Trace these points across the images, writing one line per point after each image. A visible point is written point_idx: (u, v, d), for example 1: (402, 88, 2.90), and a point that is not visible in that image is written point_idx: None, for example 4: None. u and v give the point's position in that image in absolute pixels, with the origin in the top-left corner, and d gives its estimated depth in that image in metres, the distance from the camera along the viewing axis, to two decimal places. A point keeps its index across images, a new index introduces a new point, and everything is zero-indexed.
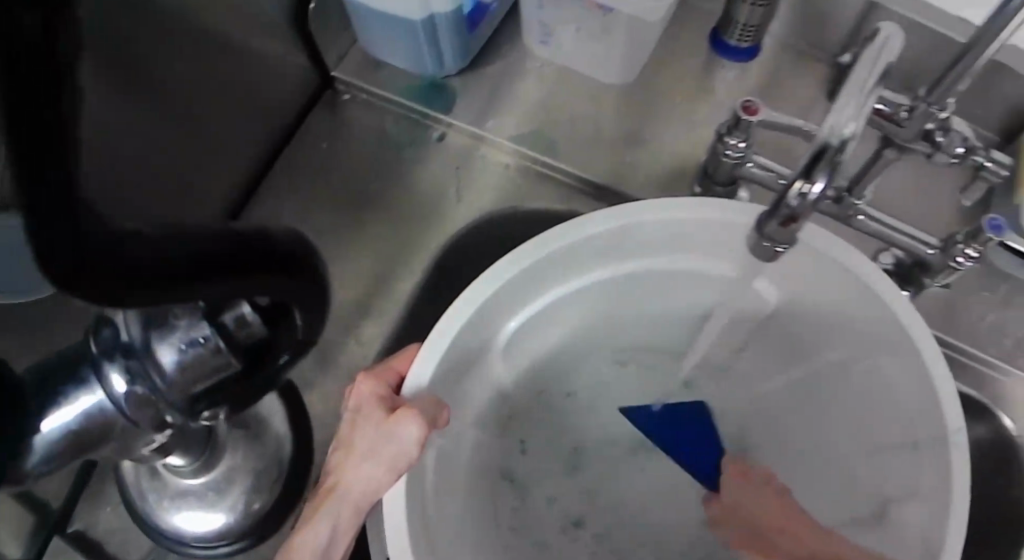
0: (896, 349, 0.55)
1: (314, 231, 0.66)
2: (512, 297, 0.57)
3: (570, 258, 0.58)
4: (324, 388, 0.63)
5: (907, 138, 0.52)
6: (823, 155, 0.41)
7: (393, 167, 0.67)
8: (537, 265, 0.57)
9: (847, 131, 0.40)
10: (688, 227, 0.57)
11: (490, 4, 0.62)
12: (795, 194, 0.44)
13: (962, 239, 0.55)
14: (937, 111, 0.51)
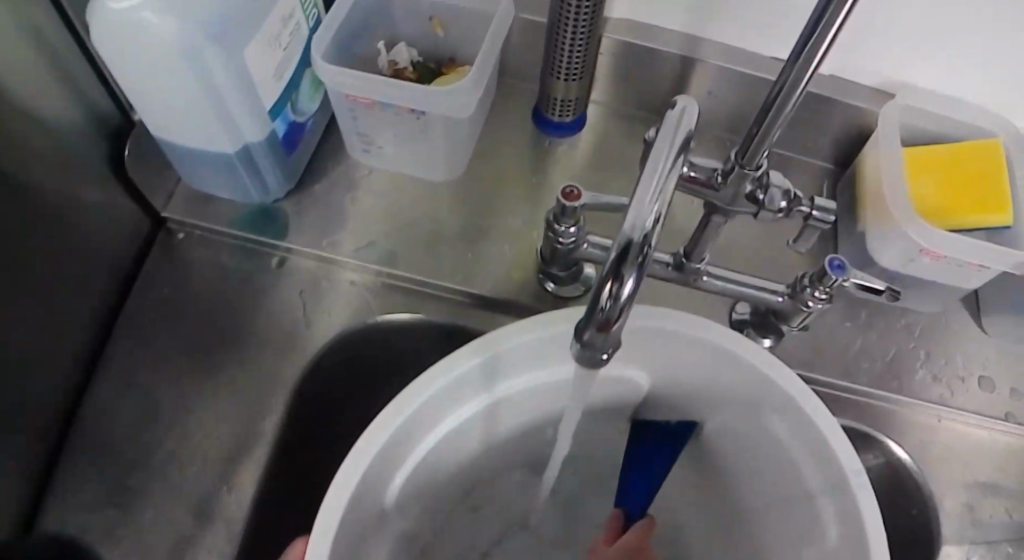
0: (788, 412, 0.55)
1: (173, 387, 0.61)
2: (397, 451, 0.53)
3: (441, 402, 0.54)
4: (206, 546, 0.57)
5: (727, 200, 0.51)
6: (629, 251, 0.38)
7: (245, 304, 0.64)
8: (412, 418, 0.53)
9: (650, 222, 0.38)
10: (545, 346, 0.55)
11: (303, 124, 0.61)
12: (605, 299, 0.40)
13: (808, 282, 0.55)
14: (752, 170, 0.49)
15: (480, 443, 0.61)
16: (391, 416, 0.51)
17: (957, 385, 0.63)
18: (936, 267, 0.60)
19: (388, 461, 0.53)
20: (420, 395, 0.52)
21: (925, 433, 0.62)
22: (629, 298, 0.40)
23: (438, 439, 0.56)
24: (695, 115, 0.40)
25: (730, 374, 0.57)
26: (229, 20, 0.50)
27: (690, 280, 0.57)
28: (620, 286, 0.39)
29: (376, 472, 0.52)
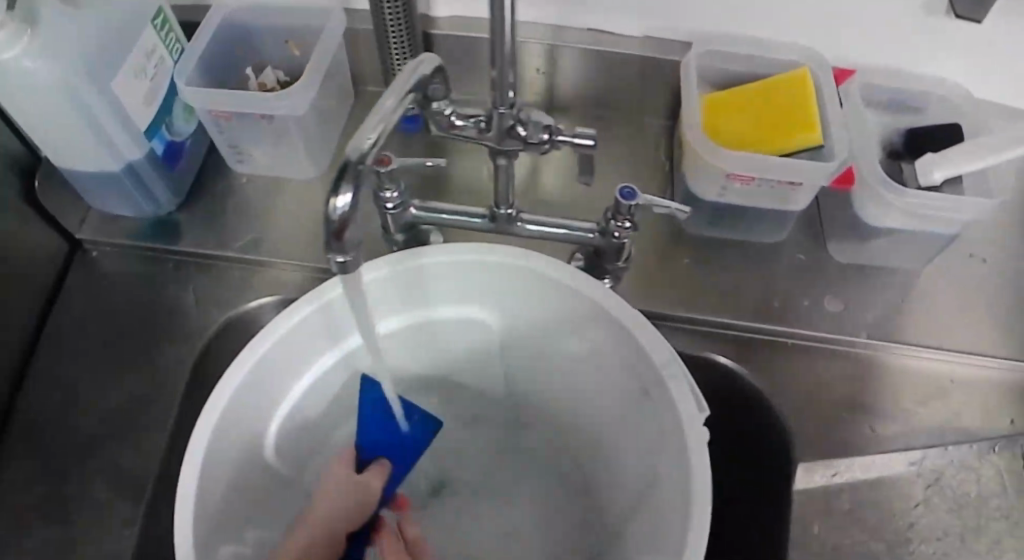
0: (609, 324, 0.57)
1: (88, 386, 0.67)
2: (248, 411, 0.56)
3: (285, 357, 0.57)
4: (113, 524, 0.62)
5: (497, 141, 0.54)
6: (348, 169, 0.43)
7: (148, 306, 0.70)
8: (253, 375, 0.55)
9: (367, 146, 0.44)
10: (375, 294, 0.58)
11: (182, 143, 0.68)
12: (332, 211, 0.43)
13: (612, 215, 0.59)
14: (507, 110, 0.52)
15: (343, 401, 0.65)
16: (235, 374, 0.54)
17: (798, 308, 0.66)
18: (752, 191, 0.63)
19: (245, 418, 0.56)
20: (257, 352, 0.55)
21: (773, 357, 0.65)
22: (353, 210, 0.44)
23: (295, 394, 0.60)
24: (433, 65, 0.50)
25: (558, 300, 0.59)
26: (97, 53, 0.58)
27: (507, 226, 0.62)
28: (341, 200, 0.43)
29: (233, 427, 0.54)
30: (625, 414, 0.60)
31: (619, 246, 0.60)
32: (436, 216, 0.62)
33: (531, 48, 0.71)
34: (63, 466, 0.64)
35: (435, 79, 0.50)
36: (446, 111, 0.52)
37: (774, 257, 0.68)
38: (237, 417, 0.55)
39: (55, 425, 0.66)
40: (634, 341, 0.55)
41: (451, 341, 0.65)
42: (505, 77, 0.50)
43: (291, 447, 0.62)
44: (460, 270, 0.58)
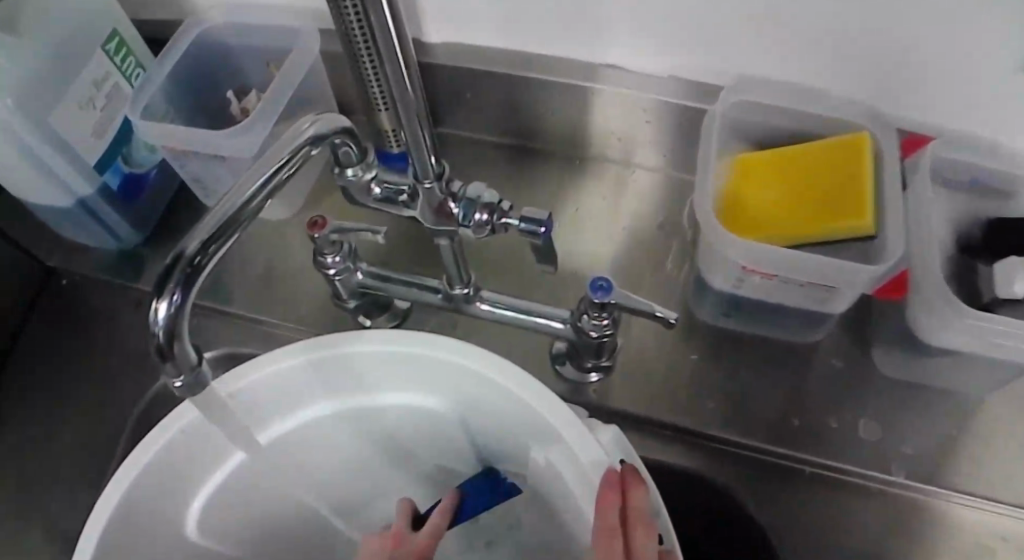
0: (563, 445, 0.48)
1: (43, 427, 0.64)
2: (157, 497, 0.50)
3: (203, 438, 0.51)
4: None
5: (426, 216, 0.46)
6: (177, 266, 0.37)
7: (110, 345, 0.66)
8: (158, 464, 0.49)
9: (207, 238, 0.38)
10: (303, 378, 0.52)
11: (145, 174, 0.64)
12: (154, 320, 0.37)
13: (583, 308, 0.49)
14: (431, 183, 0.44)
15: (284, 485, 0.58)
16: (139, 456, 0.48)
17: (824, 427, 0.54)
18: (772, 285, 0.52)
19: (153, 502, 0.50)
20: (167, 432, 0.49)
21: (784, 487, 0.54)
22: (180, 314, 0.38)
23: (221, 477, 0.54)
24: (340, 125, 0.44)
25: (511, 405, 0.50)
26: (35, 87, 0.52)
27: (463, 306, 0.53)
28: (164, 304, 0.37)
29: (136, 514, 0.49)
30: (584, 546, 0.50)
31: (597, 343, 0.50)
32: (389, 285, 0.55)
33: (540, 83, 0.61)
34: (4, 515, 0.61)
35: (340, 140, 0.44)
36: (364, 177, 0.46)
37: (794, 358, 0.56)
38: (137, 512, 0.49)
39: (5, 468, 0.62)
40: (581, 467, 0.48)
41: (399, 429, 0.58)
42: (424, 150, 0.43)
43: (222, 532, 0.55)
44: (396, 360, 0.52)
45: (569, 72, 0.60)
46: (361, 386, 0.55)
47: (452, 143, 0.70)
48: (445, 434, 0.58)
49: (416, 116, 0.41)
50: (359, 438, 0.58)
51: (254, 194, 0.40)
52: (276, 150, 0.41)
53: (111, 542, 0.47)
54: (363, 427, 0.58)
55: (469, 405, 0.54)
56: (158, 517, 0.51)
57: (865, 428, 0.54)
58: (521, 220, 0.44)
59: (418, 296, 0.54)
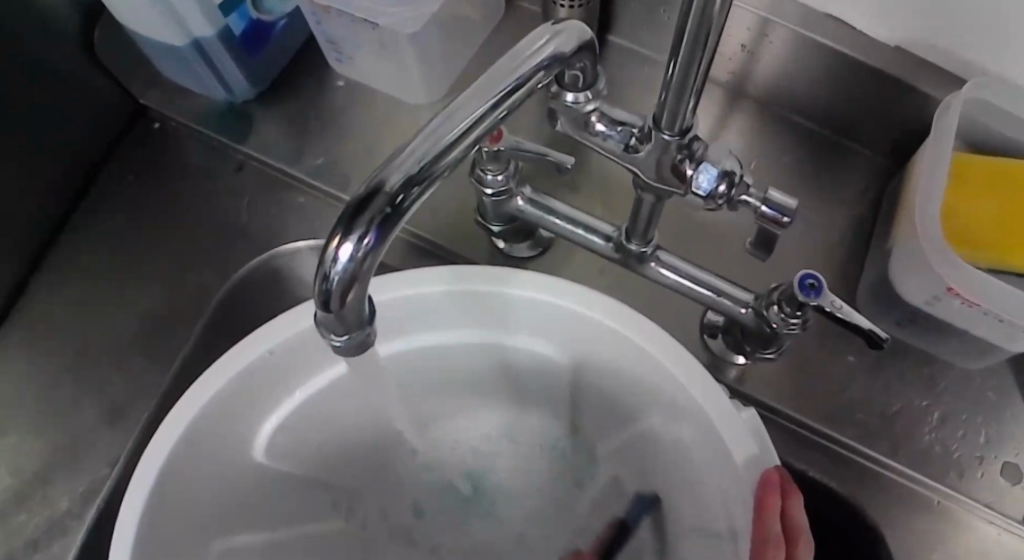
0: (703, 431, 0.44)
1: (113, 280, 0.60)
2: (235, 411, 0.48)
3: (291, 359, 0.48)
4: (103, 448, 0.56)
5: (651, 166, 0.39)
6: (374, 200, 0.29)
7: (194, 206, 0.61)
8: (253, 366, 0.47)
9: (416, 173, 0.29)
10: (437, 306, 0.47)
11: (272, 24, 0.56)
12: (328, 263, 0.29)
13: (777, 298, 0.44)
14: (673, 137, 0.37)
15: (384, 404, 0.55)
16: (217, 375, 0.47)
17: (965, 463, 0.51)
18: (968, 312, 0.47)
19: (231, 416, 0.48)
20: (250, 353, 0.47)
21: (916, 522, 0.50)
22: (365, 260, 0.29)
23: (301, 399, 0.50)
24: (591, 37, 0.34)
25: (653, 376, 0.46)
26: None
27: (635, 265, 0.47)
28: (349, 245, 0.29)
29: (213, 426, 0.47)
30: (699, 533, 0.47)
31: (773, 335, 0.46)
32: (550, 220, 0.48)
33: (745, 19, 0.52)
34: (66, 366, 0.58)
35: (573, 62, 0.33)
36: (586, 108, 0.37)
37: (952, 381, 0.52)
38: (228, 404, 0.47)
39: (70, 316, 0.59)
40: (725, 466, 0.42)
41: (523, 369, 0.53)
42: (684, 97, 0.35)
43: (295, 444, 0.53)
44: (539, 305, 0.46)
45: (783, 14, 0.51)
46: (499, 323, 0.48)
47: (616, 55, 0.63)
48: (564, 383, 0.53)
49: (703, 42, 0.31)
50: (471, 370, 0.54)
51: (475, 122, 0.31)
52: (497, 68, 0.31)
53: (186, 450, 0.46)
54: (481, 362, 0.53)
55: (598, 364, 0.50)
56: (231, 430, 0.49)
57: (1011, 471, 0.50)
58: (763, 203, 0.39)
59: (580, 239, 0.48)
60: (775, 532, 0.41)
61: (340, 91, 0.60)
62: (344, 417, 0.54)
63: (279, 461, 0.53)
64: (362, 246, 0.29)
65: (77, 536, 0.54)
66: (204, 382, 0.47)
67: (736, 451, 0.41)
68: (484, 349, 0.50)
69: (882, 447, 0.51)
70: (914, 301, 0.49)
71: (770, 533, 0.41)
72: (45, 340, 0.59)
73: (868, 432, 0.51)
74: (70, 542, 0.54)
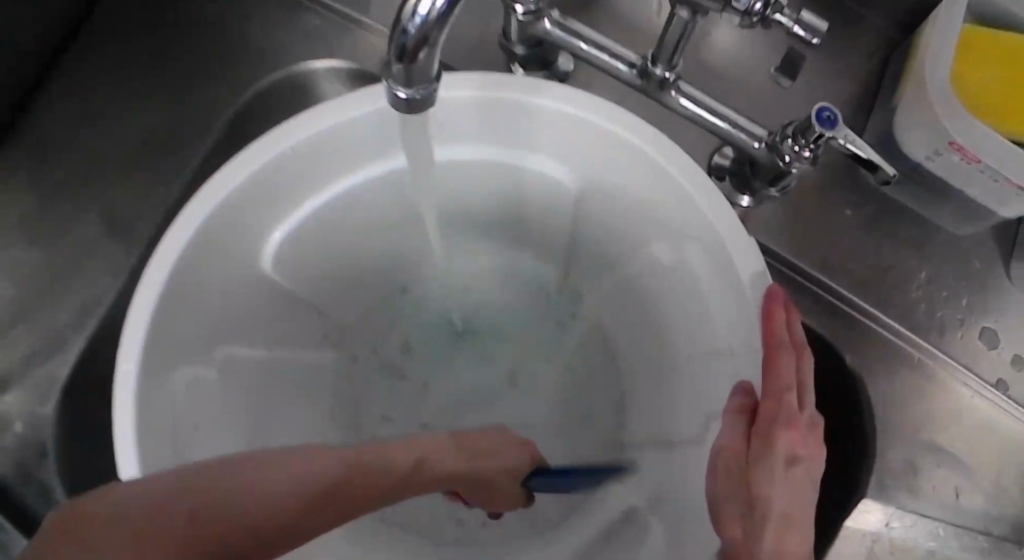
0: (712, 253, 0.45)
1: (121, 99, 0.58)
2: (255, 209, 0.48)
3: (313, 160, 0.49)
4: (106, 258, 0.56)
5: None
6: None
7: (207, 24, 0.59)
8: (271, 166, 0.47)
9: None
10: (458, 112, 0.49)
11: None
12: (406, 15, 0.31)
13: (790, 133, 0.45)
14: None
15: (391, 221, 0.56)
16: (240, 166, 0.46)
17: (940, 321, 0.54)
18: (967, 170, 0.49)
19: (250, 214, 0.48)
20: (277, 147, 0.47)
21: (885, 368, 0.53)
22: (440, 18, 0.30)
23: (318, 204, 0.51)
24: None
25: (667, 200, 0.48)
26: None
27: (657, 92, 0.48)
28: (426, 1, 0.30)
29: (234, 220, 0.47)
30: (695, 361, 0.49)
31: (781, 170, 0.47)
32: (578, 45, 0.48)
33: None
34: (70, 182, 0.57)
35: None
36: None
37: (937, 246, 0.54)
38: (246, 204, 0.47)
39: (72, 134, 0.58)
40: (732, 280, 0.44)
41: (531, 194, 0.55)
42: None
43: (300, 260, 0.53)
44: (566, 119, 0.48)
45: None
46: (521, 139, 0.51)
47: None
48: (565, 211, 0.55)
49: None
50: (480, 191, 0.56)
51: None
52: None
53: (208, 241, 0.46)
54: (494, 179, 0.54)
55: (607, 190, 0.51)
56: (249, 230, 0.49)
57: (980, 331, 0.53)
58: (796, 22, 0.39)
59: (603, 65, 0.49)
60: (785, 337, 0.40)
61: None
62: (352, 234, 0.55)
63: (285, 275, 0.53)
64: (438, 3, 0.30)
65: (78, 347, 0.54)
66: (227, 172, 0.46)
67: (743, 267, 0.43)
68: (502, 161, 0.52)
69: (865, 298, 0.53)
70: (913, 158, 0.51)
71: (780, 330, 0.40)
72: (48, 159, 0.57)
73: (854, 286, 0.54)
74: (73, 354, 0.54)
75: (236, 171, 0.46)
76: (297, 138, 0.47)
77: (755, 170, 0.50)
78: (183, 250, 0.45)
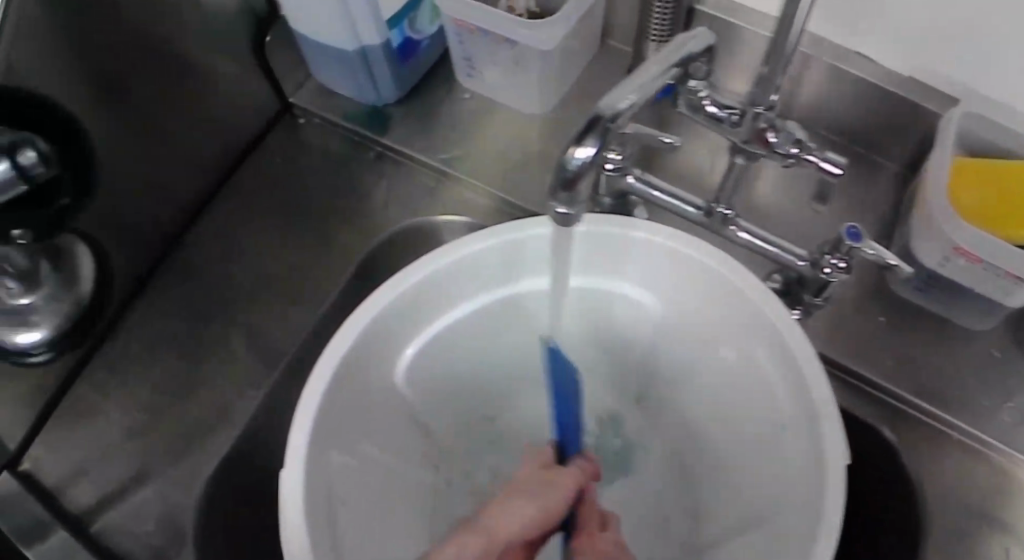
0: (775, 346, 0.55)
1: (260, 242, 0.73)
2: (400, 323, 0.59)
3: (448, 284, 0.60)
4: (249, 369, 0.68)
5: (741, 137, 0.52)
6: (597, 124, 0.42)
7: (337, 185, 0.75)
8: (410, 293, 0.58)
9: (623, 107, 0.42)
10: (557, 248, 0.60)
11: (420, 41, 0.73)
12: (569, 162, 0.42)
13: (827, 250, 0.57)
14: (764, 111, 0.50)
15: (494, 343, 0.66)
16: (394, 284, 0.57)
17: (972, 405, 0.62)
18: (973, 272, 0.59)
19: (395, 328, 0.59)
20: (423, 272, 0.58)
21: (928, 448, 0.62)
22: (590, 163, 0.42)
23: (446, 321, 0.62)
24: (706, 42, 0.47)
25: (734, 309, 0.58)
26: None
27: (718, 227, 0.60)
28: (582, 151, 0.42)
29: (383, 331, 0.58)
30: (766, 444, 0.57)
31: (825, 283, 0.58)
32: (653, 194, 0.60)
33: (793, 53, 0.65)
34: (217, 307, 0.70)
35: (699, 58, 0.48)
36: (701, 92, 0.50)
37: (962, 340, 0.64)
38: (388, 325, 0.58)
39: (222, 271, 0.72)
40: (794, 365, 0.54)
41: (614, 317, 0.65)
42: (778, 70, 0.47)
43: (423, 375, 0.63)
44: (646, 246, 0.59)
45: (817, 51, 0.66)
46: (608, 267, 0.61)
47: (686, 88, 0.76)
48: (642, 331, 0.64)
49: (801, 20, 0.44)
50: (569, 317, 0.65)
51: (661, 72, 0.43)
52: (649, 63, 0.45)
53: (365, 346, 0.57)
54: (583, 306, 0.64)
55: (680, 308, 0.61)
56: (392, 342, 0.59)
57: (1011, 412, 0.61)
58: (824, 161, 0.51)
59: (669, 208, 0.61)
60: None
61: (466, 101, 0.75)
62: (464, 355, 0.65)
63: (408, 391, 0.62)
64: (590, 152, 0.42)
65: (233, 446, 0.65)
66: (380, 293, 0.57)
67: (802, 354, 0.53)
68: (591, 287, 0.63)
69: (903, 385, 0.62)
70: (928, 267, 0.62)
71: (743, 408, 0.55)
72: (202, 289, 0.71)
73: (893, 376, 0.63)
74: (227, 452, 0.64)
75: (384, 296, 0.57)
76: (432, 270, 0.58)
77: (801, 286, 0.61)
78: (346, 351, 0.55)
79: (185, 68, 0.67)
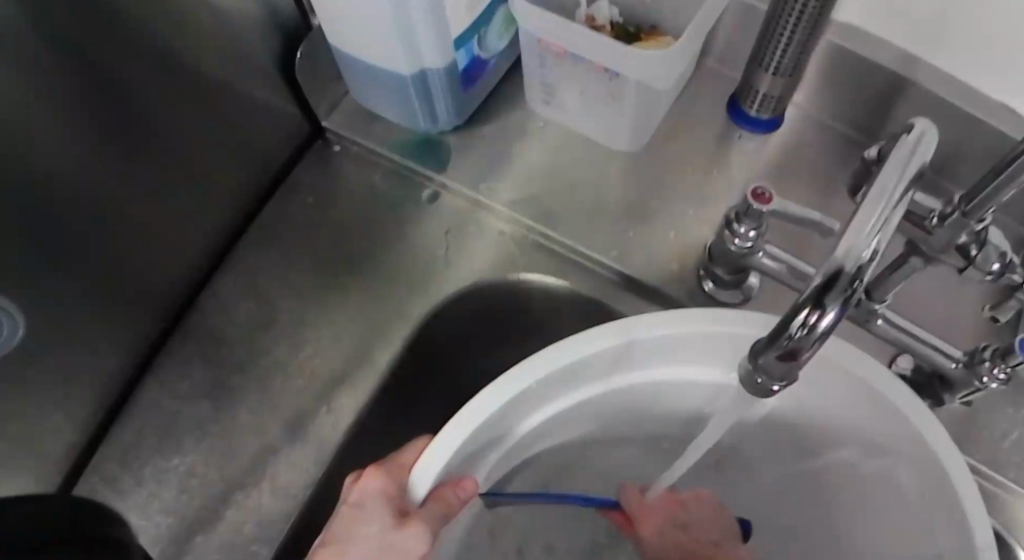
0: (925, 468, 0.44)
1: (294, 298, 0.64)
2: (483, 442, 0.47)
3: (542, 393, 0.47)
4: (294, 458, 0.59)
5: (935, 246, 0.45)
6: (838, 282, 0.33)
7: (385, 233, 0.66)
8: (506, 405, 0.46)
9: (867, 256, 0.33)
10: (679, 339, 0.48)
11: (487, 61, 0.63)
12: (798, 327, 0.34)
13: (988, 356, 0.49)
14: (977, 223, 0.43)
15: (588, 437, 0.54)
16: (485, 400, 0.45)
17: None
18: None
19: (477, 449, 0.47)
20: (521, 383, 0.45)
21: None
22: (827, 331, 0.34)
23: (527, 429, 0.49)
24: (933, 142, 0.36)
25: (884, 418, 0.45)
26: None
27: (863, 319, 0.53)
28: (820, 318, 0.33)
29: (467, 454, 0.46)
30: None
31: (979, 389, 0.51)
32: (781, 272, 0.54)
33: (906, 110, 0.59)
34: (249, 375, 0.61)
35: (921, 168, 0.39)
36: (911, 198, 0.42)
37: None
38: (477, 443, 0.46)
39: (248, 329, 0.63)
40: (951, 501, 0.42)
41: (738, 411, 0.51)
42: (1004, 189, 0.40)
43: (509, 481, 0.52)
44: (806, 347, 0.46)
45: (939, 94, 0.56)
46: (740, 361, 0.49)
47: (796, 122, 0.66)
48: (754, 428, 0.54)
49: None
50: (683, 409, 0.53)
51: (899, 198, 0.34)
52: (885, 175, 0.34)
53: (448, 479, 0.45)
54: (699, 397, 0.52)
55: (820, 406, 0.49)
56: (471, 463, 0.47)
57: None
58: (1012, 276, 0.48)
59: (794, 282, 0.55)
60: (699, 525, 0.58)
61: (539, 130, 0.68)
62: (552, 450, 0.53)
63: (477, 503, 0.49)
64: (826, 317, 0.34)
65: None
66: (472, 403, 0.45)
67: (955, 488, 0.42)
68: (717, 381, 0.50)
69: None
70: None
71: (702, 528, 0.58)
72: (225, 348, 0.62)
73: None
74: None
75: (474, 411, 0.44)
76: (532, 380, 0.45)
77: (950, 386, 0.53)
78: (430, 487, 0.44)
79: (197, 94, 0.59)
